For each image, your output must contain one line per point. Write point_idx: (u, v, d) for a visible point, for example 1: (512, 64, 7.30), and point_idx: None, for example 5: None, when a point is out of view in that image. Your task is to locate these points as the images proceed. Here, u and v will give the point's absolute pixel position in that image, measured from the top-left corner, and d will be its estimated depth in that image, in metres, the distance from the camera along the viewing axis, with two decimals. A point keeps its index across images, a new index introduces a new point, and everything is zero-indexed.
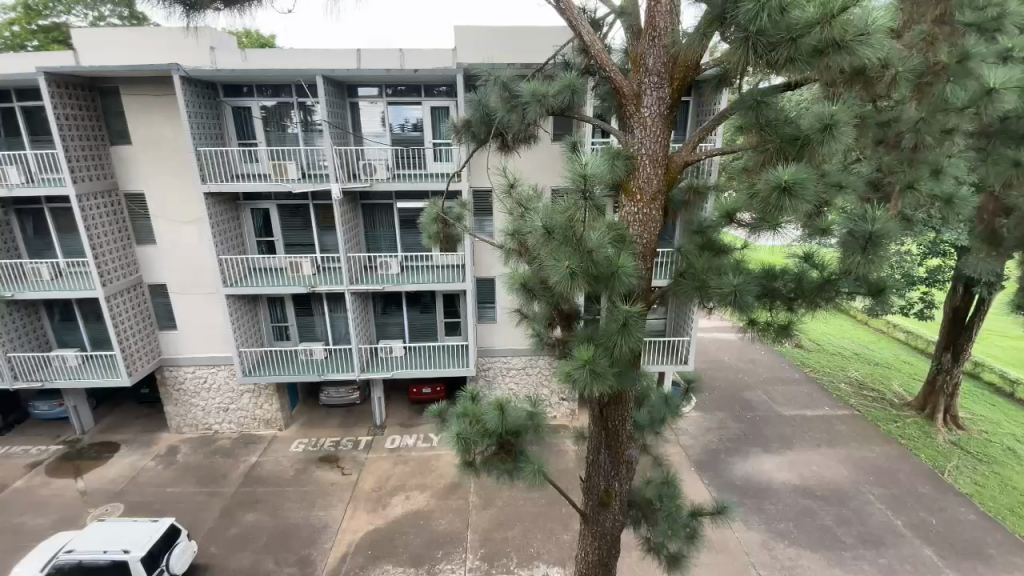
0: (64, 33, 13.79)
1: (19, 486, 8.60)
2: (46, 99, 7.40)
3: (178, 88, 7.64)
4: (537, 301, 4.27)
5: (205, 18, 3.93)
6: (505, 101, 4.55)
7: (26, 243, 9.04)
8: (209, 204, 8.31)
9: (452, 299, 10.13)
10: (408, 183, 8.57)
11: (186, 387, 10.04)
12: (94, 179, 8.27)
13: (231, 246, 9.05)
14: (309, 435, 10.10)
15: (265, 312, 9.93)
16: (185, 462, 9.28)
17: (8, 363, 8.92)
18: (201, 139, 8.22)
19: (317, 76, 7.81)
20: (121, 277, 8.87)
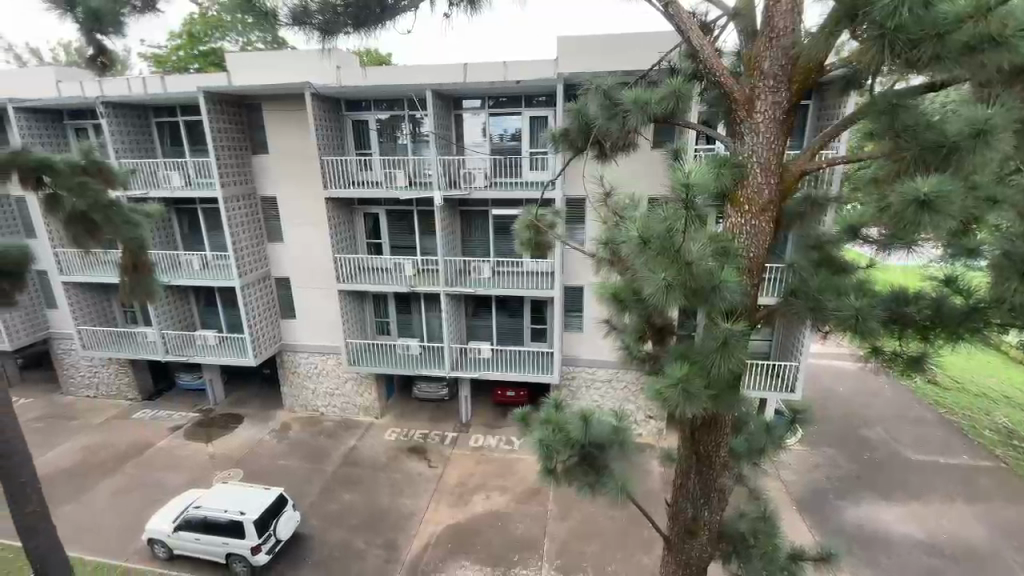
0: (219, 57, 16.13)
1: (166, 445, 10.09)
2: (205, 114, 8.73)
3: (310, 104, 8.59)
4: (629, 312, 4.19)
5: (335, 43, 4.40)
6: (605, 110, 4.53)
7: (183, 237, 10.65)
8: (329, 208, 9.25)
9: (541, 306, 10.23)
10: (506, 192, 8.82)
11: (300, 371, 11.14)
12: (237, 184, 9.53)
13: (345, 247, 9.91)
14: (401, 425, 10.71)
15: (370, 308, 10.73)
16: (294, 439, 10.28)
17: (163, 338, 10.59)
18: (326, 150, 9.15)
19: (428, 91, 8.36)
20: (254, 270, 10.11)
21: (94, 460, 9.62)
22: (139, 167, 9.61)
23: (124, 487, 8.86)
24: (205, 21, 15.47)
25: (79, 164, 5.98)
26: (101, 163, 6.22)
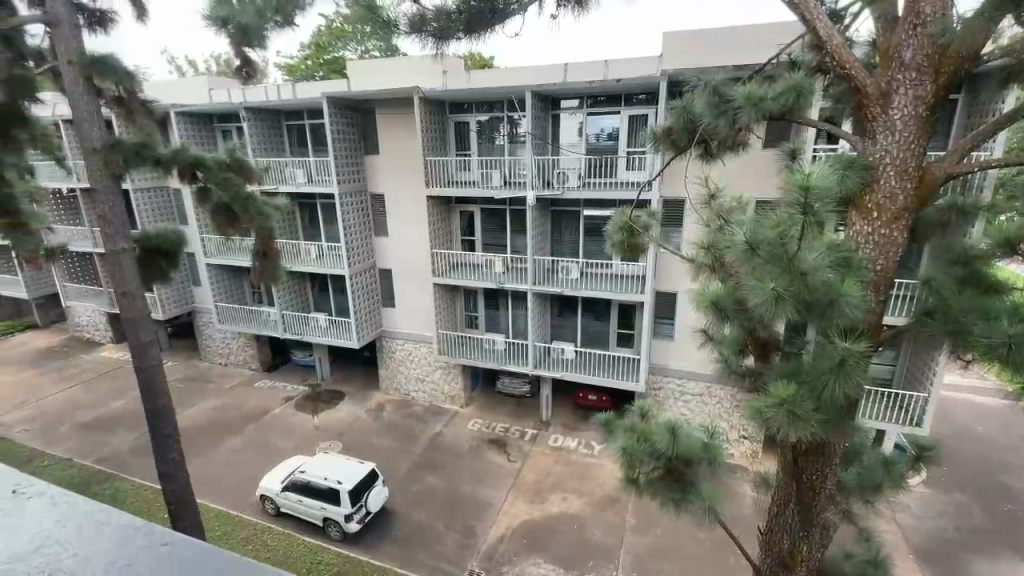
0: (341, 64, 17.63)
1: (279, 413, 11.29)
2: (327, 118, 9.62)
3: (418, 107, 9.11)
4: (729, 322, 3.95)
5: (448, 49, 4.61)
6: (713, 107, 4.29)
7: (303, 228, 11.81)
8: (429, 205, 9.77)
9: (629, 310, 9.95)
10: (600, 192, 8.71)
11: (395, 357, 11.88)
12: (350, 181, 10.39)
13: (441, 242, 10.39)
14: (483, 417, 11.02)
15: (461, 302, 11.13)
16: (386, 419, 11.01)
17: (283, 318, 11.86)
18: (429, 150, 9.66)
19: (527, 93, 8.50)
20: (361, 261, 10.96)
21: (222, 420, 11.04)
22: (271, 165, 10.83)
23: (244, 446, 10.05)
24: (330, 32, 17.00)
25: (225, 162, 6.92)
26: (242, 159, 7.09)
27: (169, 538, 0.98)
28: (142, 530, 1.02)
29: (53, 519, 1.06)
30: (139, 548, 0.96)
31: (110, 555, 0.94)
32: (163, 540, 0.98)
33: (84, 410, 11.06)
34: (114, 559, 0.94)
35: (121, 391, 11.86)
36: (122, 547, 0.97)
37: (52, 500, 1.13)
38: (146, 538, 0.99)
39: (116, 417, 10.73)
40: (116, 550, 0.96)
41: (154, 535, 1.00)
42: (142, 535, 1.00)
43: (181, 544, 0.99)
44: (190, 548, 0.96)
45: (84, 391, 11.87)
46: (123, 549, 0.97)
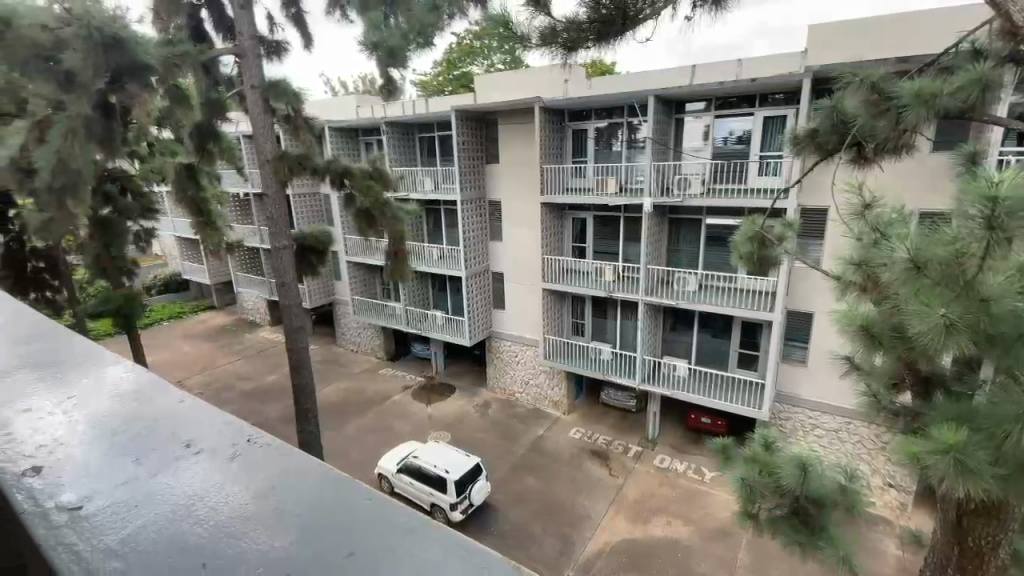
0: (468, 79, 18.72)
1: (398, 400, 12.27)
2: (454, 129, 10.29)
3: (538, 116, 9.35)
4: (882, 352, 3.51)
5: (576, 58, 4.68)
6: (868, 106, 3.79)
7: (428, 232, 12.74)
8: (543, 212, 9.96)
9: (754, 329, 9.16)
10: (724, 199, 8.17)
11: (503, 357, 12.23)
12: (471, 188, 10.98)
13: (553, 248, 10.51)
14: (586, 426, 10.85)
15: (570, 308, 11.13)
16: (493, 417, 11.38)
17: (405, 313, 12.89)
18: (547, 158, 9.84)
19: (649, 97, 8.27)
20: (476, 263, 11.53)
21: (350, 401, 12.28)
22: (405, 174, 11.86)
23: (367, 427, 11.09)
24: (460, 49, 18.15)
25: (369, 171, 7.80)
26: (383, 168, 7.90)
27: (365, 489, 0.69)
28: (330, 473, 0.73)
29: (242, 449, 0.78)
30: (327, 492, 0.69)
31: (298, 494, 0.67)
32: (359, 491, 0.70)
33: (246, 380, 13.06)
34: (303, 500, 0.66)
35: (273, 367, 13.77)
36: (310, 486, 0.70)
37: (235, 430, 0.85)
38: (334, 479, 0.72)
39: (269, 389, 12.50)
40: (300, 488, 0.68)
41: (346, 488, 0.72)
42: (329, 476, 0.73)
43: (380, 499, 0.70)
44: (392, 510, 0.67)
45: (247, 365, 14.00)
46: (310, 489, 0.69)
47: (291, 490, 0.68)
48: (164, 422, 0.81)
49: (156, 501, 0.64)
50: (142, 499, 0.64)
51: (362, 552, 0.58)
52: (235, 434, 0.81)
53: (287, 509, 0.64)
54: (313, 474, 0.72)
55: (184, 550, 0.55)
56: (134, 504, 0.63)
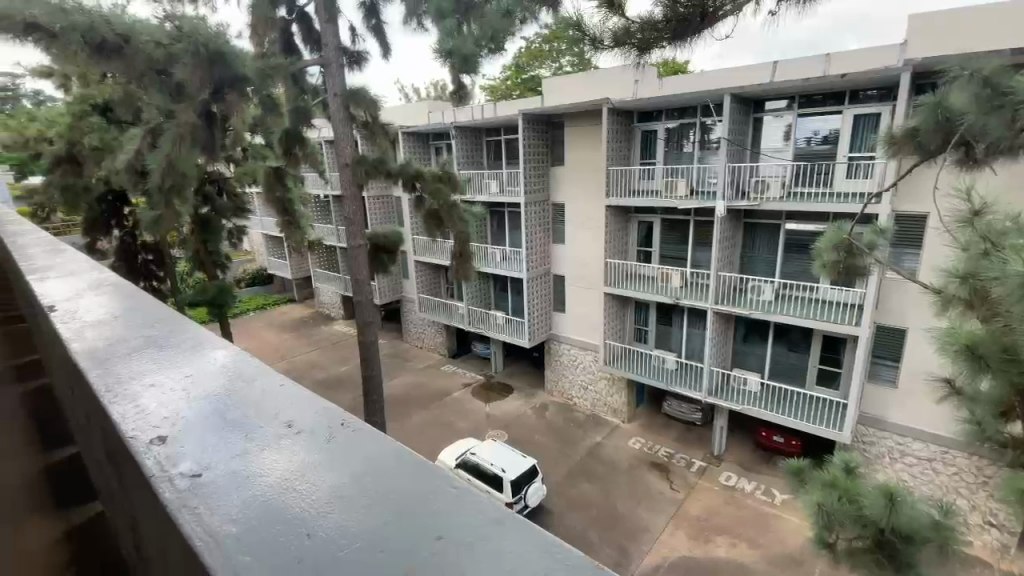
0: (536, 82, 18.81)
1: (458, 397, 12.56)
2: (521, 132, 10.39)
3: (606, 118, 9.24)
4: (991, 378, 3.17)
5: (650, 58, 4.60)
6: (979, 102, 3.42)
7: (492, 233, 12.94)
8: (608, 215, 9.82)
9: (836, 343, 8.51)
10: (806, 203, 7.66)
11: (562, 361, 12.17)
12: (536, 190, 11.04)
13: (618, 252, 10.33)
14: (646, 436, 10.54)
15: (634, 315, 10.88)
16: (551, 420, 11.36)
17: (468, 312, 13.17)
18: (614, 160, 9.69)
19: (725, 96, 7.93)
20: (538, 265, 11.57)
21: (413, 395, 12.72)
22: (472, 177, 12.14)
23: (428, 421, 11.45)
24: (528, 53, 18.30)
25: (438, 174, 8.07)
26: (452, 171, 8.16)
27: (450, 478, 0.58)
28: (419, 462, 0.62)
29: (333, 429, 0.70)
30: (415, 480, 0.59)
31: (383, 477, 0.58)
32: (444, 480, 0.59)
33: (320, 369, 13.92)
34: (387, 486, 0.57)
35: (344, 358, 14.55)
36: (395, 470, 0.60)
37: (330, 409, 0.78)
38: (421, 467, 0.62)
39: (340, 379, 13.24)
40: (385, 473, 0.60)
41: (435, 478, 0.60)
42: (417, 462, 0.63)
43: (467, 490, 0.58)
44: (489, 503, 0.55)
45: (321, 355, 14.91)
46: (393, 477, 0.59)
47: (377, 474, 0.59)
48: (256, 406, 0.77)
49: (238, 480, 0.58)
50: (225, 476, 0.58)
51: (452, 553, 0.46)
52: (326, 413, 0.75)
53: (372, 495, 0.55)
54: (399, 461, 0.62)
55: (264, 536, 0.48)
56: (218, 480, 0.57)
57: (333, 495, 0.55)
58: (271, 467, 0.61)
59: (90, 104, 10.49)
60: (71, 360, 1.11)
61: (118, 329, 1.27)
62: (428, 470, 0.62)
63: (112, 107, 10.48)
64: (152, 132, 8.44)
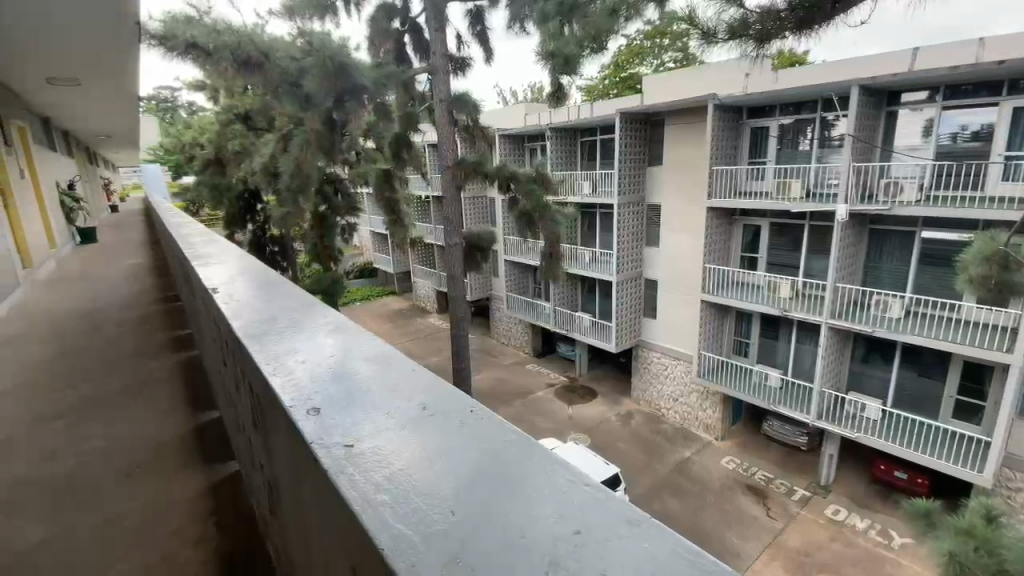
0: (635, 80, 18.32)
1: (542, 396, 12.60)
2: (619, 132, 10.17)
3: (711, 114, 8.73)
4: None
5: (771, 50, 4.25)
6: None
7: (582, 235, 12.81)
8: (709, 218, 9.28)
9: (981, 372, 7.31)
10: (949, 208, 6.64)
11: (651, 369, 11.71)
12: (630, 192, 10.75)
13: (718, 258, 9.72)
14: (741, 456, 9.82)
15: (733, 325, 10.18)
16: (636, 429, 11.01)
17: (555, 313, 13.18)
18: (718, 159, 9.12)
19: (853, 88, 7.14)
20: (629, 269, 11.26)
21: (498, 390, 12.99)
22: (565, 177, 12.12)
23: (511, 417, 11.64)
24: (629, 51, 17.93)
25: (533, 175, 8.18)
26: (546, 172, 8.22)
27: (581, 476, 0.58)
28: (545, 455, 0.64)
29: (464, 417, 0.74)
30: (545, 471, 0.60)
31: (511, 466, 0.61)
32: (574, 476, 0.60)
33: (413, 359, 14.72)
34: (518, 475, 0.59)
35: (435, 350, 15.24)
36: (524, 461, 0.62)
37: (454, 396, 0.82)
38: (548, 459, 0.64)
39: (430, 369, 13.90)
40: (515, 460, 0.62)
41: (565, 472, 0.61)
42: (543, 455, 0.65)
43: (595, 487, 0.58)
44: (620, 500, 0.55)
45: (414, 346, 15.77)
46: (527, 469, 0.61)
47: (505, 463, 0.61)
48: (393, 389, 0.84)
49: (387, 455, 0.64)
50: (379, 451, 0.64)
51: (590, 545, 0.46)
52: (455, 399, 0.80)
53: (508, 480, 0.58)
54: (526, 455, 0.63)
55: (409, 509, 0.53)
56: (372, 454, 0.64)
57: (469, 477, 0.58)
58: (412, 444, 0.66)
59: (234, 113, 12.02)
60: (233, 335, 1.30)
61: (268, 309, 1.47)
62: (555, 461, 0.63)
63: (251, 116, 11.92)
64: (283, 138, 9.48)
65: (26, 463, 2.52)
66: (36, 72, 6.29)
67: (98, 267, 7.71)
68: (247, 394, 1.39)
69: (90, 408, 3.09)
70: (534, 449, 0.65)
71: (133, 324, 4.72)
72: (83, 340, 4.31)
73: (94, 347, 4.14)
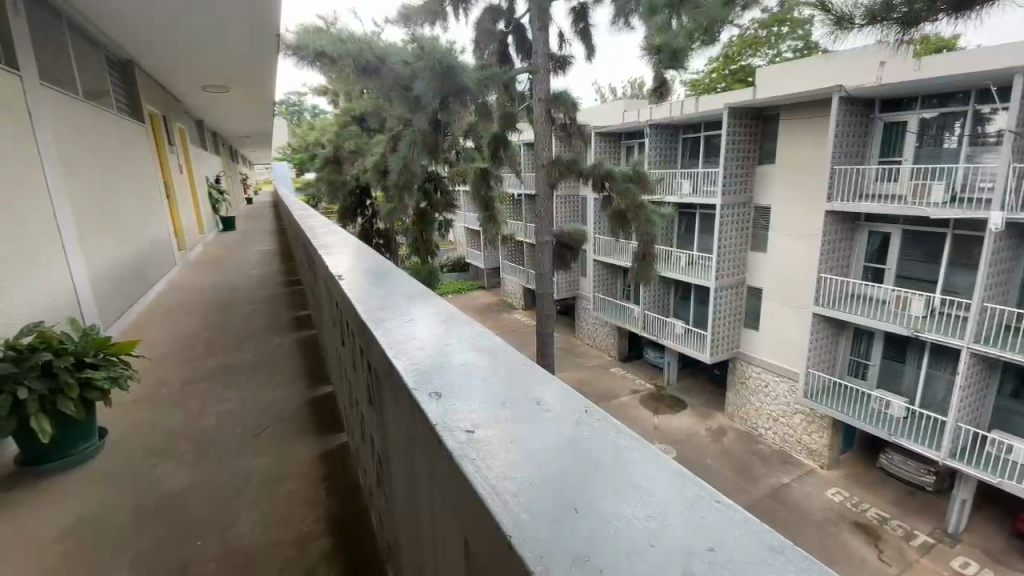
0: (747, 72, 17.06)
1: (627, 401, 12.25)
2: (726, 127, 9.53)
3: (835, 108, 7.85)
4: None
5: (917, 34, 3.70)
6: None
7: (678, 237, 12.21)
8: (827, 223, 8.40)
9: None
10: None
11: (749, 384, 10.90)
12: (736, 193, 10.06)
13: (836, 268, 8.78)
14: (850, 489, 8.80)
15: (848, 343, 9.17)
16: (727, 446, 10.33)
17: (646, 317, 12.75)
18: (842, 158, 8.20)
19: (1019, 76, 6.05)
20: (731, 275, 10.56)
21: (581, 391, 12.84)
22: (664, 176, 11.63)
23: None
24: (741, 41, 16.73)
25: (629, 174, 7.95)
26: (644, 171, 7.95)
27: (717, 495, 0.55)
28: (673, 468, 0.61)
29: (584, 418, 0.73)
30: (672, 483, 0.58)
31: (638, 473, 0.59)
32: (709, 491, 0.57)
33: None
34: (645, 482, 0.58)
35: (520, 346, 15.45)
36: (651, 469, 0.61)
37: (570, 395, 0.82)
38: (678, 471, 0.61)
39: None
40: (640, 468, 0.61)
41: (696, 486, 0.58)
42: (671, 466, 0.62)
43: (731, 508, 0.55)
44: (761, 525, 0.51)
45: None
46: (655, 478, 0.59)
47: (629, 467, 0.60)
48: (510, 383, 0.86)
49: (510, 444, 0.66)
50: (505, 438, 0.67)
51: (726, 566, 0.44)
52: (570, 397, 0.80)
53: (628, 487, 0.56)
54: (651, 465, 0.61)
55: (532, 500, 0.54)
56: (499, 440, 0.66)
57: (589, 477, 0.58)
58: (533, 437, 0.67)
59: (351, 115, 13.09)
60: (358, 318, 1.42)
61: (386, 296, 1.59)
62: (680, 476, 0.61)
63: (365, 118, 12.89)
64: (393, 138, 10.14)
65: (177, 417, 2.98)
66: (196, 80, 7.32)
67: (234, 252, 8.82)
68: (365, 372, 1.51)
69: (227, 374, 3.57)
70: (656, 458, 0.64)
71: (260, 303, 5.32)
72: (223, 315, 4.97)
73: (230, 321, 4.76)
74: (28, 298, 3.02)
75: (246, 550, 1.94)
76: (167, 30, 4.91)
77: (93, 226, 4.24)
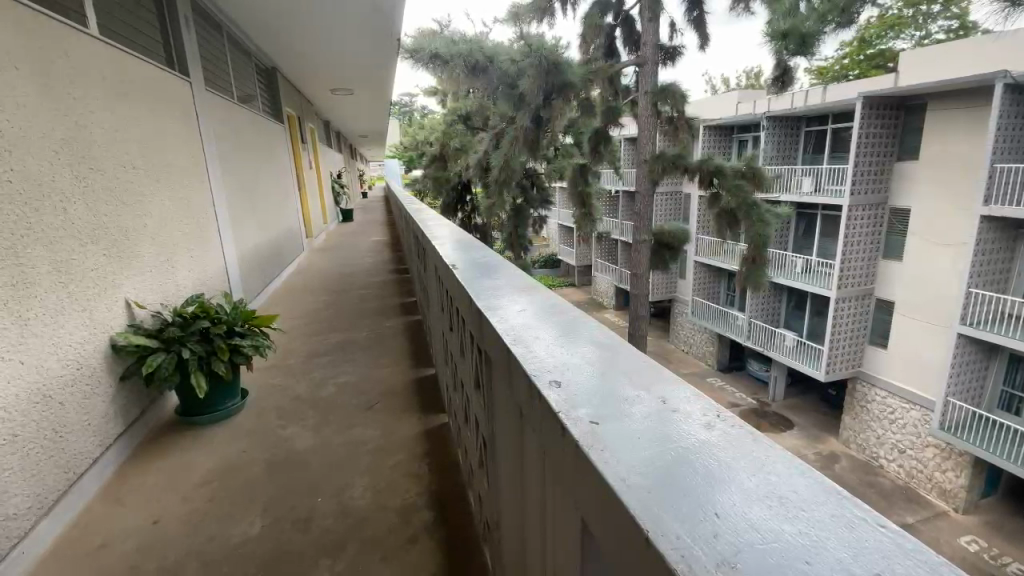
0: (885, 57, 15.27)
1: None
2: (856, 120, 8.50)
3: (998, 97, 6.66)
4: None
5: None
6: None
7: (794, 240, 11.18)
8: (982, 228, 7.18)
9: None
10: None
11: (870, 409, 9.70)
12: (866, 193, 8.96)
13: (991, 282, 7.48)
14: (996, 540, 7.50)
15: (998, 371, 7.83)
16: (840, 473, 9.30)
17: (751, 327, 11.89)
18: (1005, 155, 6.93)
19: None
20: (855, 285, 9.46)
21: None
22: (781, 174, 10.70)
23: None
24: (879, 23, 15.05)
25: (741, 169, 7.42)
26: (760, 167, 7.36)
27: (877, 519, 0.52)
28: (822, 486, 0.59)
29: (716, 422, 0.72)
30: (823, 501, 0.55)
31: (785, 485, 0.57)
32: (865, 513, 0.54)
33: None
34: (795, 496, 0.55)
35: None
36: (798, 482, 0.58)
37: (695, 398, 0.81)
38: (828, 491, 0.58)
39: None
40: (786, 478, 0.59)
41: (848, 508, 0.55)
42: (821, 483, 0.59)
43: (894, 534, 0.51)
44: (931, 556, 0.48)
45: None
46: (809, 493, 0.56)
47: (773, 477, 0.59)
48: (634, 381, 0.86)
49: (642, 440, 0.66)
50: (635, 434, 0.68)
51: None
52: (698, 401, 0.79)
53: (774, 499, 0.55)
54: (796, 479, 0.59)
55: (665, 497, 0.55)
56: (628, 435, 0.67)
57: (727, 482, 0.58)
58: (665, 435, 0.68)
59: (457, 114, 13.65)
60: (472, 307, 1.50)
61: (495, 286, 1.65)
62: (830, 493, 0.58)
63: (470, 116, 13.43)
64: (495, 134, 10.44)
65: (302, 385, 3.36)
66: (325, 84, 8.08)
67: (348, 241, 9.65)
68: (474, 357, 1.60)
69: (342, 350, 3.95)
70: (800, 474, 0.61)
71: (370, 289, 5.79)
72: (339, 297, 5.47)
73: (346, 303, 5.23)
74: (191, 273, 3.56)
75: (356, 510, 2.15)
76: (302, 40, 5.49)
77: (241, 215, 4.87)
